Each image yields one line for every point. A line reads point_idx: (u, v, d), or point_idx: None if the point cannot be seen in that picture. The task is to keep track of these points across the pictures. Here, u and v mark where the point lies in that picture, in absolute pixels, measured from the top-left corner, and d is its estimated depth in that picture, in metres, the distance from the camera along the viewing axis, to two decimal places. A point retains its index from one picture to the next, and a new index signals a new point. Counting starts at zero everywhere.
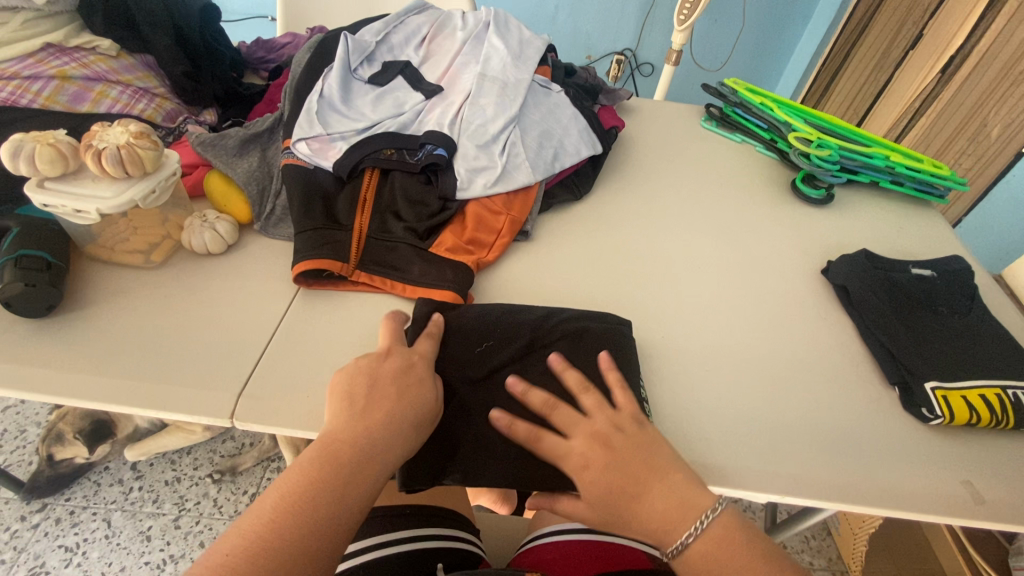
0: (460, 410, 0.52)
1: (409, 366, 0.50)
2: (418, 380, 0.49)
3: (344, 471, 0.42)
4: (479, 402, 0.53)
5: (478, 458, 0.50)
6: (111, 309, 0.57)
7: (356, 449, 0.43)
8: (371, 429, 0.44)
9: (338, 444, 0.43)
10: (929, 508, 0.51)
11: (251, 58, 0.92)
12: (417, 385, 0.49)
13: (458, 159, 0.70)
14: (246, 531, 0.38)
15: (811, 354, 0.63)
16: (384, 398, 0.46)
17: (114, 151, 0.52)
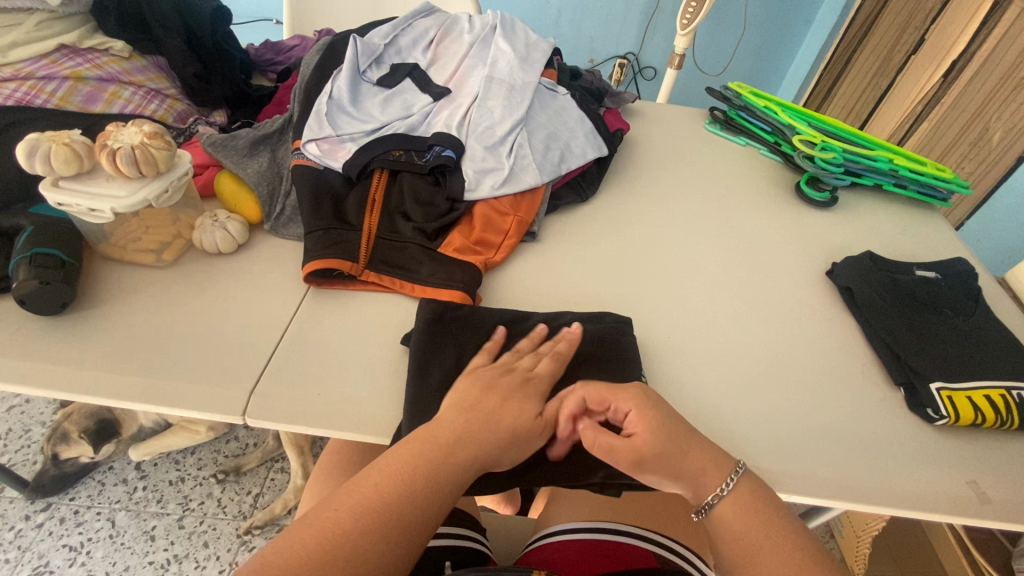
0: None
1: (522, 386, 0.48)
2: (526, 398, 0.48)
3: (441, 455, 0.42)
4: None
5: None
6: (124, 308, 0.57)
7: (455, 434, 0.44)
8: (466, 429, 0.44)
9: (430, 436, 0.43)
10: (935, 507, 0.52)
11: (259, 60, 0.92)
12: (523, 405, 0.47)
13: (467, 160, 0.70)
14: (354, 491, 0.40)
15: (817, 355, 0.64)
16: (489, 399, 0.46)
17: (128, 150, 0.53)
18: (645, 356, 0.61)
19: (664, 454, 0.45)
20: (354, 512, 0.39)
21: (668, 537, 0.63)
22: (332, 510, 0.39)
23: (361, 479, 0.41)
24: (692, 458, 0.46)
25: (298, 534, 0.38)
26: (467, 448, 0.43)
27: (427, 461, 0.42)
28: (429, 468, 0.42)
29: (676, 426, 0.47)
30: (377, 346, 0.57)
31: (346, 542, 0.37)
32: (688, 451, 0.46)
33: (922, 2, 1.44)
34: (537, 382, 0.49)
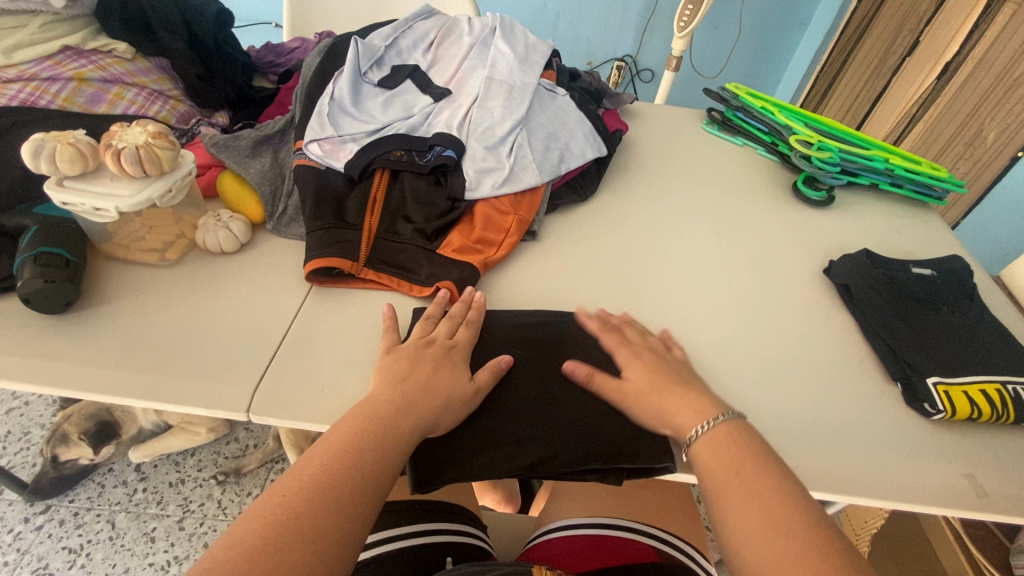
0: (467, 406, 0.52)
1: (445, 355, 0.52)
2: (454, 366, 0.52)
3: (382, 425, 0.45)
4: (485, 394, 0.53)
5: (485, 453, 0.50)
6: (127, 306, 0.57)
7: (392, 406, 0.47)
8: (404, 400, 0.47)
9: (366, 410, 0.46)
10: (933, 500, 0.52)
11: (260, 62, 0.93)
12: (452, 371, 0.51)
13: (467, 160, 0.71)
14: (300, 476, 0.40)
15: (815, 351, 0.64)
16: (422, 370, 0.50)
17: (132, 150, 0.53)
18: None
19: (640, 397, 0.52)
20: (305, 493, 0.39)
21: (668, 532, 0.64)
22: (280, 496, 0.39)
23: (302, 462, 0.42)
24: (663, 411, 0.51)
25: (246, 527, 0.37)
26: (404, 416, 0.46)
27: (365, 432, 0.44)
28: (368, 438, 0.44)
29: (663, 383, 0.52)
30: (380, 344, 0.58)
31: (300, 519, 0.38)
32: (665, 404, 0.51)
33: (916, 5, 1.46)
34: (459, 349, 0.54)
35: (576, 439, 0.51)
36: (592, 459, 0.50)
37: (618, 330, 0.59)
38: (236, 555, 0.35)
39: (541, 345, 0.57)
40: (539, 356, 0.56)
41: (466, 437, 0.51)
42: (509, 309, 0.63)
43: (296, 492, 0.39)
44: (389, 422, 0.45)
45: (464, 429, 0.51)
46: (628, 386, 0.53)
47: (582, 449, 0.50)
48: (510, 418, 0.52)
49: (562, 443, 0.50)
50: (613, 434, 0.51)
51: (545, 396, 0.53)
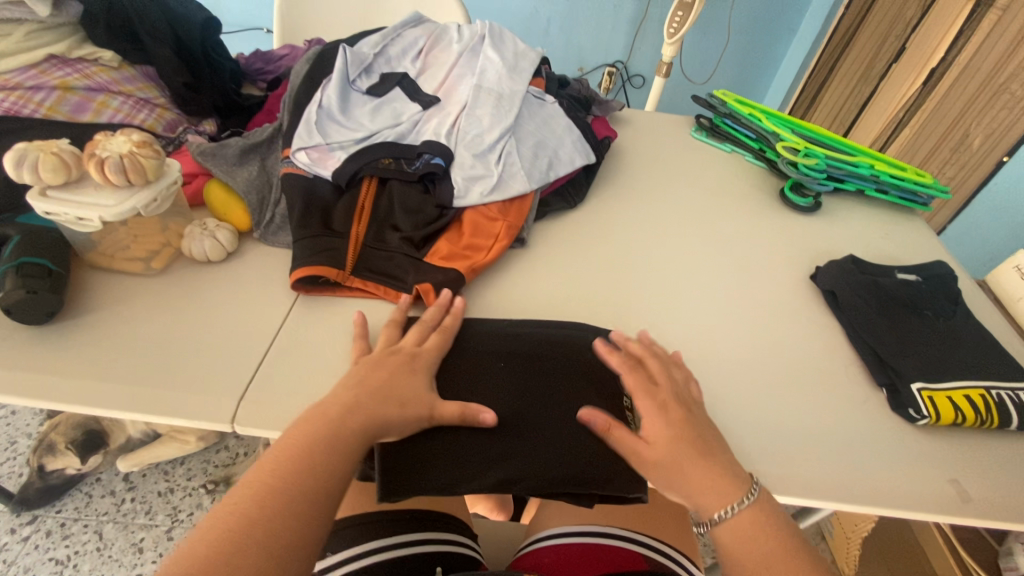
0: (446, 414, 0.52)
1: (409, 362, 0.53)
2: (417, 372, 0.52)
3: (330, 426, 0.45)
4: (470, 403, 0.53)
5: (461, 465, 0.50)
6: (111, 316, 0.57)
7: (342, 407, 0.47)
8: (355, 401, 0.47)
9: (317, 413, 0.46)
10: (919, 506, 0.52)
11: (249, 69, 0.93)
12: (416, 378, 0.51)
13: (455, 167, 0.71)
14: (252, 481, 0.41)
15: (802, 357, 0.65)
16: (378, 374, 0.50)
17: (116, 159, 0.53)
18: None
19: (661, 464, 0.49)
20: (255, 499, 0.40)
21: (658, 540, 0.64)
22: (232, 505, 0.40)
23: (258, 466, 0.42)
24: (686, 476, 0.49)
25: (202, 534, 0.38)
26: (357, 412, 0.47)
27: (319, 431, 0.45)
28: (319, 440, 0.44)
29: (687, 448, 0.50)
30: None
31: (256, 524, 0.39)
32: (688, 472, 0.49)
33: (902, 11, 1.48)
34: (424, 355, 0.54)
35: (552, 458, 0.51)
36: (565, 482, 0.50)
37: (638, 370, 0.55)
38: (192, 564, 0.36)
39: (524, 357, 0.57)
40: (521, 368, 0.56)
41: (444, 446, 0.50)
42: (497, 318, 0.63)
43: (247, 498, 0.40)
44: (336, 422, 0.46)
45: (443, 438, 0.51)
46: (648, 449, 0.50)
47: (556, 472, 0.50)
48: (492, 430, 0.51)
49: (536, 462, 0.50)
50: (589, 455, 0.51)
51: (526, 411, 0.53)
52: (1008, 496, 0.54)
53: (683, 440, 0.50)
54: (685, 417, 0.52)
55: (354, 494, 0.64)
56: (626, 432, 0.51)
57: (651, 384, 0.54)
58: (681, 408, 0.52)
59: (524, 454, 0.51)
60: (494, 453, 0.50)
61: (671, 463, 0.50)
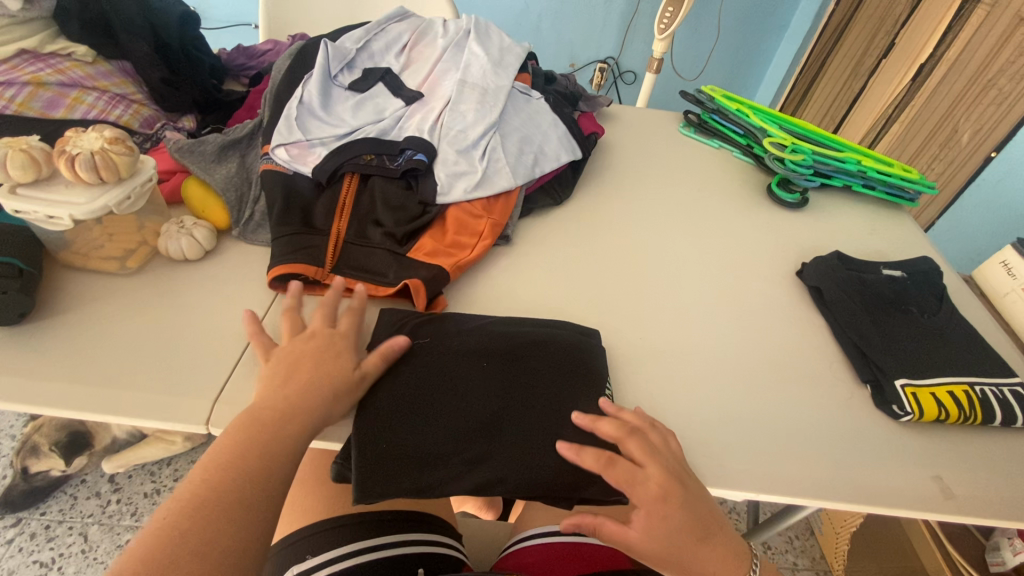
0: (424, 415, 0.51)
1: (328, 346, 0.52)
2: (336, 355, 0.52)
3: (261, 432, 0.45)
4: (450, 404, 0.52)
5: (440, 466, 0.49)
6: (85, 317, 0.56)
7: (277, 411, 0.47)
8: (286, 402, 0.47)
9: (248, 420, 0.46)
10: (901, 503, 0.52)
11: (232, 65, 0.91)
12: (336, 361, 0.51)
13: (439, 164, 0.70)
14: (182, 495, 0.40)
15: (787, 353, 0.65)
16: (299, 369, 0.50)
17: (87, 156, 0.52)
18: (616, 358, 0.61)
19: (660, 560, 0.48)
20: (185, 510, 0.39)
21: None
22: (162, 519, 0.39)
23: (209, 456, 0.43)
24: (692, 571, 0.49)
25: (158, 519, 0.39)
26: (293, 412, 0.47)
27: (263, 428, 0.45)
28: (253, 447, 0.44)
29: (687, 540, 0.48)
30: None
31: (189, 536, 0.38)
32: (692, 561, 0.48)
33: (892, 7, 1.48)
34: (338, 335, 0.54)
35: (530, 461, 0.50)
36: (536, 487, 0.49)
37: (616, 465, 0.49)
38: (142, 552, 0.36)
39: (506, 356, 0.56)
40: (502, 368, 0.55)
41: (420, 447, 0.50)
42: (481, 316, 0.63)
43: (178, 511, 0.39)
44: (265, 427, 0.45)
45: (422, 440, 0.50)
46: (639, 541, 0.49)
47: (528, 476, 0.49)
48: (472, 430, 0.51)
49: (509, 464, 0.50)
50: (564, 460, 0.50)
51: (505, 412, 0.52)
52: (991, 492, 0.54)
53: (678, 534, 0.48)
54: (677, 507, 0.48)
55: (335, 495, 0.63)
56: (612, 529, 0.49)
57: (636, 471, 0.49)
58: (672, 501, 0.48)
59: (502, 454, 0.50)
60: (471, 453, 0.50)
61: (670, 555, 0.48)
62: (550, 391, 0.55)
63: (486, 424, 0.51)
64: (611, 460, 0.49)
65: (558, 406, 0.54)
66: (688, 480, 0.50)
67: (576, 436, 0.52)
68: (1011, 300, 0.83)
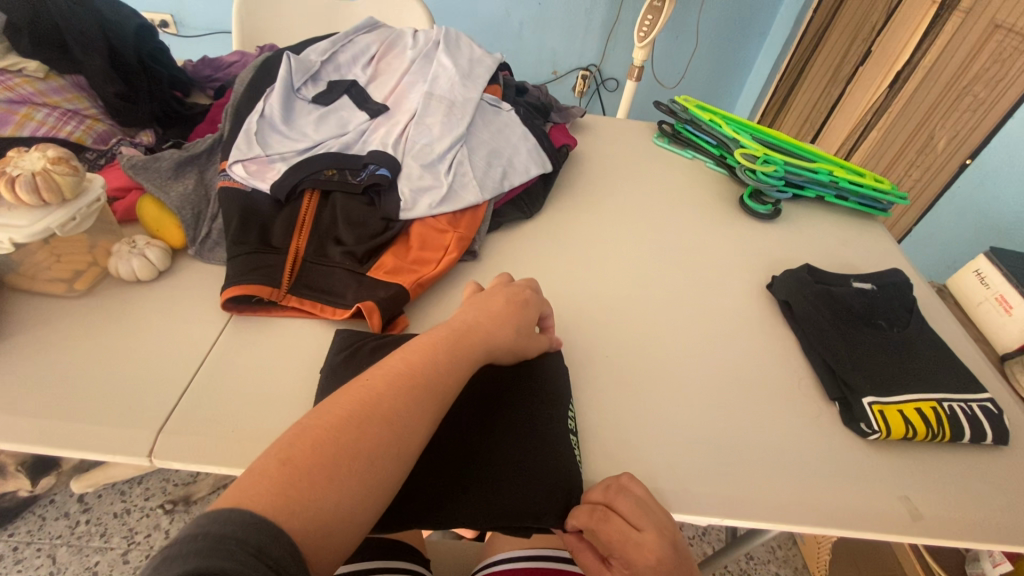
0: None
1: (513, 293, 0.57)
2: (521, 306, 0.56)
3: (460, 338, 0.50)
4: None
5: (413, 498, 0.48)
6: (28, 344, 0.54)
7: (469, 327, 0.51)
8: (479, 323, 0.52)
9: (447, 328, 0.51)
10: (868, 525, 0.51)
11: (197, 76, 0.90)
12: (521, 306, 0.56)
13: (403, 178, 0.69)
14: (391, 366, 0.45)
15: (755, 370, 0.64)
16: (495, 302, 0.55)
17: (28, 177, 0.50)
18: (581, 379, 0.60)
19: None
20: (389, 382, 0.44)
21: None
22: (368, 383, 0.43)
23: (416, 344, 0.48)
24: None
25: (366, 384, 0.43)
26: (478, 341, 0.51)
27: (443, 354, 0.48)
28: (449, 348, 0.48)
29: None
30: (301, 375, 0.55)
31: (382, 404, 0.42)
32: None
33: (869, 15, 1.49)
34: (527, 292, 0.58)
35: (505, 485, 0.49)
36: (505, 517, 0.47)
37: (611, 523, 0.47)
38: (342, 412, 0.41)
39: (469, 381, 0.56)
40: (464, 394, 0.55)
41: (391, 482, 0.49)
42: None
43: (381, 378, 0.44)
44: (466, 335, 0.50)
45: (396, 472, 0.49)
46: None
47: (493, 506, 0.48)
48: (438, 461, 0.50)
49: (474, 494, 0.48)
50: (536, 484, 0.49)
51: (467, 438, 0.52)
52: (959, 512, 0.53)
53: None
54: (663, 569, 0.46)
55: None
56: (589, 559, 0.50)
57: (629, 532, 0.47)
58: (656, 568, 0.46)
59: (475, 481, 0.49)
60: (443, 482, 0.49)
61: None
62: (513, 414, 0.54)
63: (454, 454, 0.50)
64: (608, 516, 0.47)
65: (521, 430, 0.52)
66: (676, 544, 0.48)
67: (541, 459, 0.50)
68: (984, 309, 0.83)
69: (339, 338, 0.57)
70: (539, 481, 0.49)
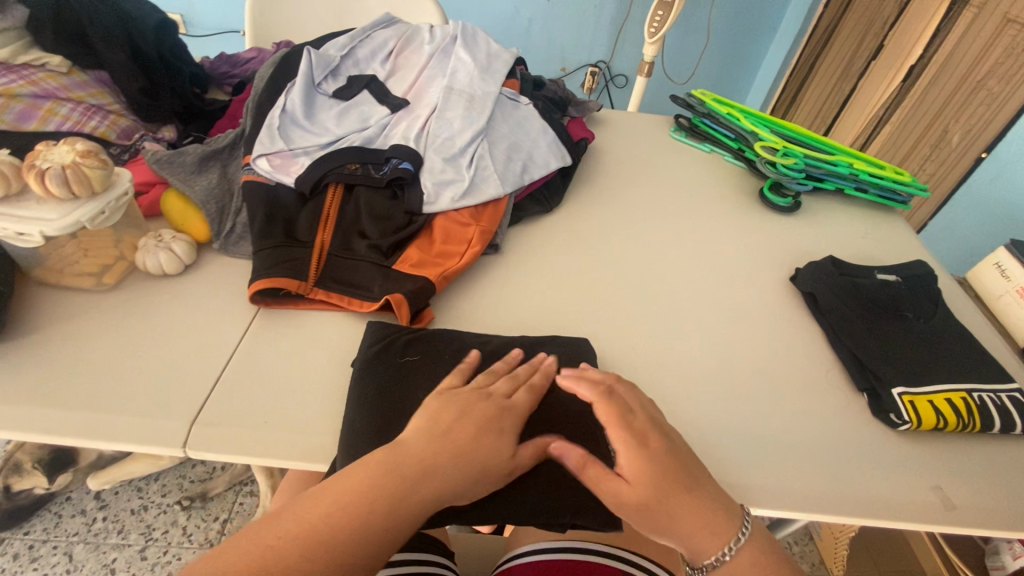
0: None
1: (493, 416, 0.45)
2: (498, 434, 0.44)
3: (402, 481, 0.40)
4: None
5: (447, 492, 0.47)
6: (59, 336, 0.54)
7: (420, 468, 0.41)
8: (435, 459, 0.41)
9: (396, 461, 0.41)
10: (901, 514, 0.51)
11: (214, 73, 0.90)
12: (498, 438, 0.44)
13: (425, 172, 0.69)
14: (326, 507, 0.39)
15: (781, 361, 0.64)
16: (464, 426, 0.44)
17: (57, 170, 0.50)
18: (607, 371, 0.60)
19: (646, 509, 0.43)
20: (321, 519, 0.38)
21: (640, 555, 0.62)
22: (299, 522, 0.38)
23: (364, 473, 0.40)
24: (676, 531, 0.44)
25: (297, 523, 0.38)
26: (426, 479, 0.40)
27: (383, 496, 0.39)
28: (391, 497, 0.39)
29: (671, 482, 0.44)
30: (330, 368, 0.55)
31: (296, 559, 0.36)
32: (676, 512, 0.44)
33: (881, 9, 1.48)
34: (511, 409, 0.47)
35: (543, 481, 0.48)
36: (534, 516, 0.47)
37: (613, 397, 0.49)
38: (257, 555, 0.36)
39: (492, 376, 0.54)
40: None
41: None
42: (466, 330, 0.61)
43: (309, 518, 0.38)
44: (410, 478, 0.40)
45: None
46: (628, 490, 0.44)
47: (529, 504, 0.47)
48: None
49: (499, 496, 0.47)
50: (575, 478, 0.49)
51: None
52: (992, 501, 0.53)
53: (665, 478, 0.44)
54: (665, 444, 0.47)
55: None
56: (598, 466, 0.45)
57: (626, 411, 0.48)
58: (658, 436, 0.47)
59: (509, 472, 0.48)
60: None
61: (658, 507, 0.44)
62: None
63: None
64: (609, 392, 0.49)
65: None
66: (671, 431, 0.49)
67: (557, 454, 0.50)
68: (1005, 301, 0.82)
69: (371, 330, 0.57)
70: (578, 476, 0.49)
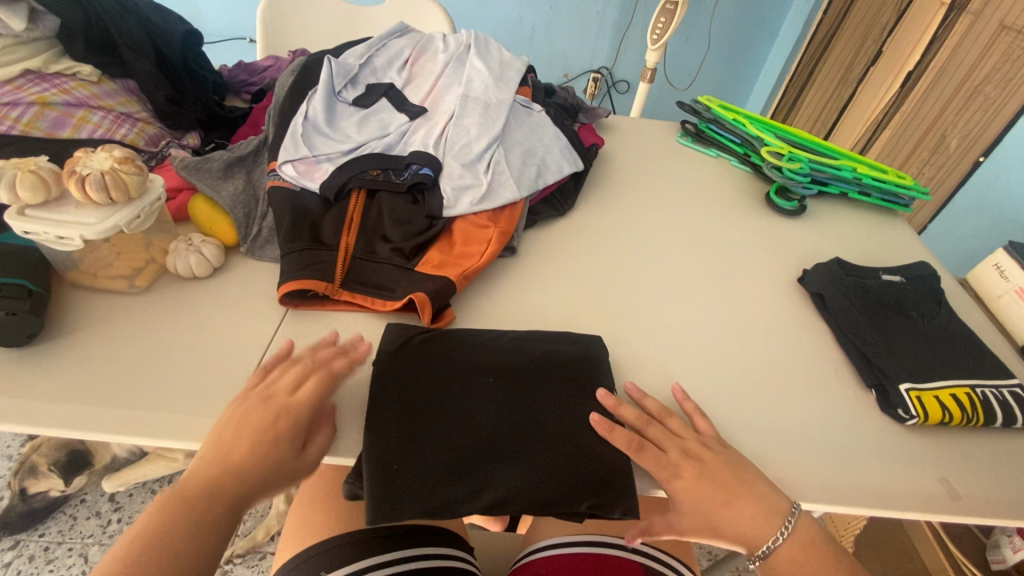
0: (437, 422, 0.51)
1: (282, 412, 0.48)
2: (283, 431, 0.48)
3: (191, 500, 0.43)
4: (467, 415, 0.52)
5: (461, 483, 0.48)
6: (95, 337, 0.56)
7: (205, 485, 0.44)
8: (221, 475, 0.45)
9: (183, 487, 0.44)
10: (909, 505, 0.53)
11: (233, 81, 0.92)
12: (284, 437, 0.47)
13: (445, 177, 0.71)
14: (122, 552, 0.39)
15: (791, 360, 0.66)
16: (245, 436, 0.47)
17: (97, 176, 0.52)
18: (624, 369, 0.62)
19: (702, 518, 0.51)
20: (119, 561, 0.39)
21: (657, 548, 0.63)
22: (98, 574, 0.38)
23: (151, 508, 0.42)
24: (724, 530, 0.51)
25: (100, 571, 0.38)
26: (222, 498, 0.44)
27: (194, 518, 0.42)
28: (183, 517, 0.42)
29: (717, 494, 0.51)
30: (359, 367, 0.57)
31: None
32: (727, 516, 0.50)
33: (878, 17, 1.52)
34: (300, 404, 0.49)
35: (558, 473, 0.49)
36: (547, 506, 0.48)
37: (644, 425, 0.54)
38: None
39: (508, 372, 0.56)
40: (505, 384, 0.55)
41: (437, 464, 0.49)
42: (489, 329, 0.63)
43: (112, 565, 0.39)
44: (200, 495, 0.43)
45: (436, 454, 0.49)
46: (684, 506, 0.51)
47: (541, 494, 0.48)
48: (485, 442, 0.51)
49: (510, 483, 0.48)
50: (586, 469, 0.50)
51: (512, 426, 0.52)
52: (997, 492, 0.55)
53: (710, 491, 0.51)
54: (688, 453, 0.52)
55: (345, 510, 0.63)
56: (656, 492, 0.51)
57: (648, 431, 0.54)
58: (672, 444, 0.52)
59: (522, 463, 0.50)
60: (489, 466, 0.49)
61: (709, 514, 0.50)
62: (530, 399, 0.54)
63: (500, 434, 0.51)
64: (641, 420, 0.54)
65: (523, 414, 0.53)
66: (691, 437, 0.54)
67: (567, 445, 0.51)
68: (1004, 301, 0.85)
69: (393, 329, 0.59)
70: (595, 469, 0.50)
